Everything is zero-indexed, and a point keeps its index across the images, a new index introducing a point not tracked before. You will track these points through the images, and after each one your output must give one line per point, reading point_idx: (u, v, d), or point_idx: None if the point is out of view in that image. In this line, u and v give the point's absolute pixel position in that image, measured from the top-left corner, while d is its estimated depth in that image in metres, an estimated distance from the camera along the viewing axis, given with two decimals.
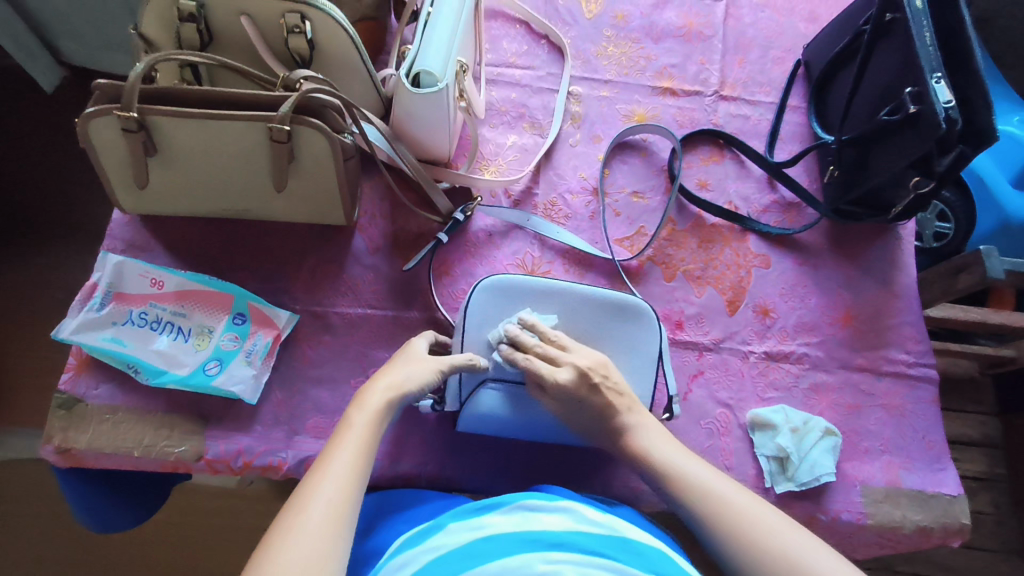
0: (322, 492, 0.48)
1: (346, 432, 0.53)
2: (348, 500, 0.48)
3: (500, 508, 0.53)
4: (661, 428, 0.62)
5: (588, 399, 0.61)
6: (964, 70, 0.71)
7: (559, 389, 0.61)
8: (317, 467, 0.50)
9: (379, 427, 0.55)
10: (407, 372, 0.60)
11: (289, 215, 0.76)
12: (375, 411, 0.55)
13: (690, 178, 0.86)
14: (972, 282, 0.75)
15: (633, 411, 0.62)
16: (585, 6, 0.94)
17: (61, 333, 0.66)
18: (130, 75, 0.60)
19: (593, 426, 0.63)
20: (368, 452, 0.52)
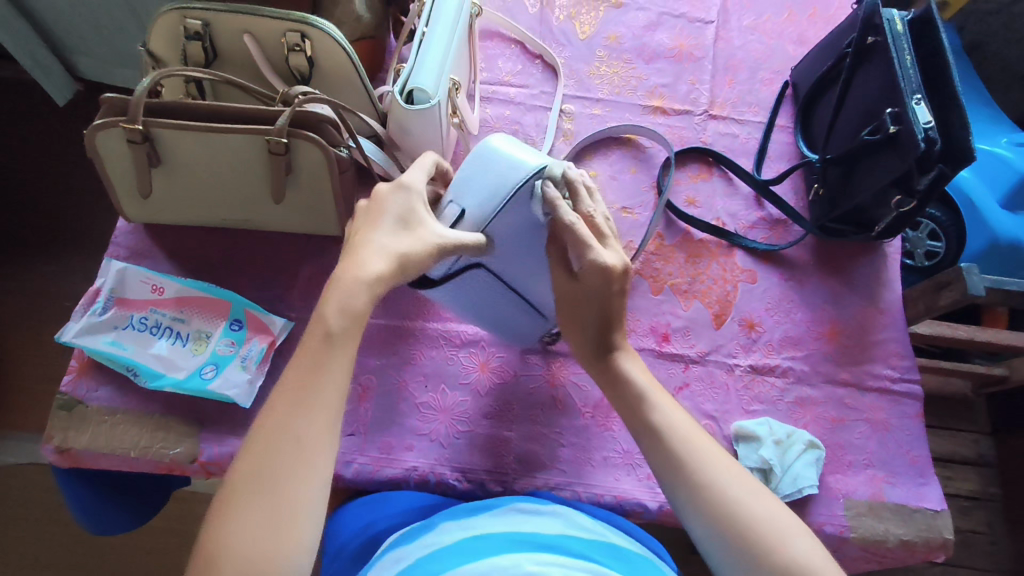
0: (285, 429, 0.46)
1: (323, 348, 0.49)
2: (315, 437, 0.47)
3: (494, 509, 0.58)
4: (661, 389, 0.60)
5: (606, 301, 0.59)
6: (942, 93, 0.73)
7: (591, 270, 0.57)
8: (290, 391, 0.48)
9: (355, 325, 0.51)
10: (395, 245, 0.54)
11: (286, 225, 0.79)
12: (351, 306, 0.51)
13: (679, 195, 0.88)
14: (954, 299, 0.77)
15: (626, 350, 0.62)
16: (579, 27, 0.97)
17: (65, 336, 0.68)
18: (137, 90, 0.63)
19: (582, 330, 0.63)
20: (342, 375, 0.49)
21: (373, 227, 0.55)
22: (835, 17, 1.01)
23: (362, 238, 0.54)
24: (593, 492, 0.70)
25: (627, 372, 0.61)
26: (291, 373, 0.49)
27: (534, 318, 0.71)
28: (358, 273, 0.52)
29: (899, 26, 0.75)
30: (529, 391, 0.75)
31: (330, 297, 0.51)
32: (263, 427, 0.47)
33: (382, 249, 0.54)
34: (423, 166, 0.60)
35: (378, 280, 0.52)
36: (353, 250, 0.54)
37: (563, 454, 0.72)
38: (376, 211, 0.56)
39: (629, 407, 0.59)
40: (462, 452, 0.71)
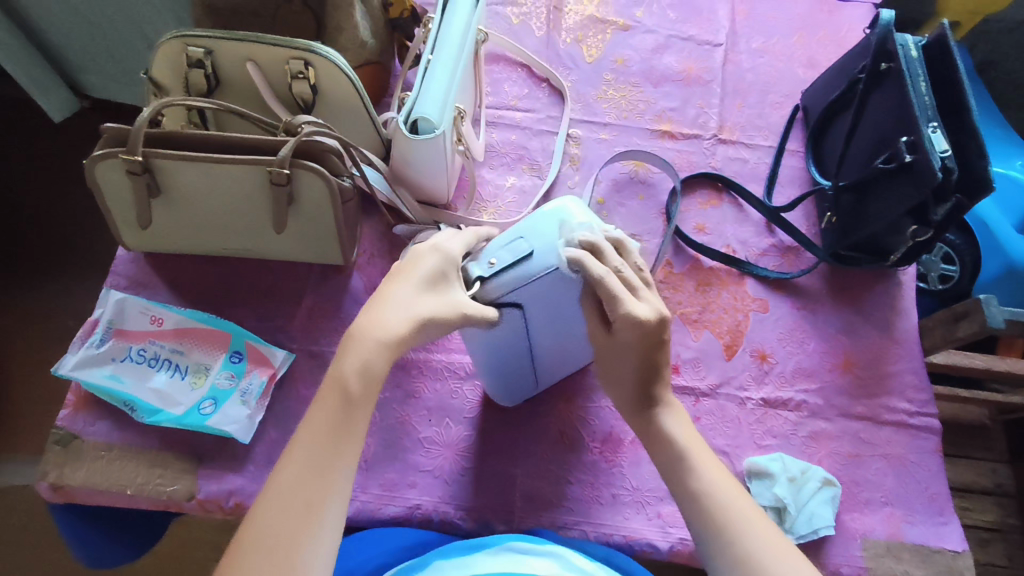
0: (296, 493, 0.43)
1: (336, 405, 0.46)
2: (327, 502, 0.44)
3: (489, 547, 0.54)
4: (701, 444, 0.56)
5: (645, 354, 0.55)
6: (958, 119, 0.71)
7: (625, 326, 0.53)
8: (300, 444, 0.45)
9: (373, 387, 0.48)
10: (423, 306, 0.50)
11: (288, 254, 0.77)
12: (371, 366, 0.47)
13: (688, 222, 0.87)
14: (972, 331, 0.74)
15: (668, 404, 0.58)
16: (586, 50, 0.96)
17: (61, 369, 0.67)
18: (136, 121, 0.62)
19: (620, 381, 0.59)
20: (350, 434, 0.46)
21: (401, 280, 0.51)
22: (845, 39, 0.99)
23: (389, 291, 0.51)
24: (601, 531, 0.68)
25: (668, 429, 0.57)
26: (305, 432, 0.46)
27: (530, 375, 0.69)
28: (380, 328, 0.48)
29: (913, 52, 0.74)
30: (536, 425, 0.73)
31: (350, 353, 0.48)
32: (272, 489, 0.44)
33: (408, 307, 0.50)
34: (468, 236, 0.56)
35: (398, 343, 0.48)
36: (377, 302, 0.50)
37: (571, 491, 0.70)
38: (405, 265, 0.52)
39: (669, 465, 0.56)
40: (466, 490, 0.69)
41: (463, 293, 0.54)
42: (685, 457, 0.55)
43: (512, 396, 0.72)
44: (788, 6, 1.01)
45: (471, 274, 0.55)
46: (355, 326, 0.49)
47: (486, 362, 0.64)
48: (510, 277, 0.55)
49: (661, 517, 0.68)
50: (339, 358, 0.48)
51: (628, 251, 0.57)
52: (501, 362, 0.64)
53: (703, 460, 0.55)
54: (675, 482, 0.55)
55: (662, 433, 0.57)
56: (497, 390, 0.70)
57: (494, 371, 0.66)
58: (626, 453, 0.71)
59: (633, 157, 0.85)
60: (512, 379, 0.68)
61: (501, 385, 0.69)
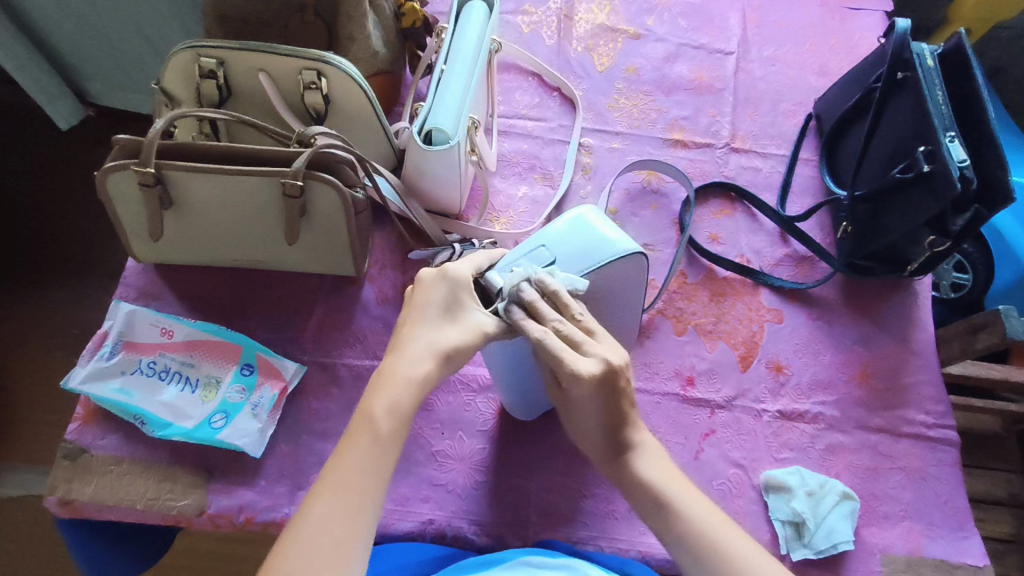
0: (324, 531, 0.43)
1: (362, 442, 0.47)
2: (356, 541, 0.44)
3: (504, 563, 0.53)
4: (677, 480, 0.55)
5: (612, 399, 0.53)
6: (976, 129, 0.71)
7: (574, 383, 0.50)
8: (327, 481, 0.45)
9: (403, 424, 0.48)
10: (443, 338, 0.51)
11: (299, 265, 0.77)
12: (399, 404, 0.48)
13: (702, 232, 0.86)
14: (991, 342, 0.74)
15: (639, 443, 0.57)
16: (597, 59, 0.96)
17: (71, 382, 0.66)
18: (149, 132, 0.61)
19: (590, 428, 0.57)
20: (377, 470, 0.46)
21: (419, 320, 0.51)
22: (857, 46, 0.99)
23: (409, 332, 0.51)
24: (617, 546, 0.67)
25: (642, 474, 0.55)
26: (334, 470, 0.46)
27: (548, 387, 0.68)
28: (406, 371, 0.49)
29: (929, 61, 0.73)
30: (551, 438, 0.72)
31: (377, 394, 0.48)
32: (299, 528, 0.43)
33: (430, 346, 0.50)
34: (480, 258, 0.56)
35: (425, 381, 0.49)
36: (400, 347, 0.51)
37: (586, 506, 0.68)
38: (418, 299, 0.52)
39: (648, 509, 0.54)
40: (480, 504, 0.68)
41: (483, 312, 0.53)
42: (663, 500, 0.54)
43: (529, 409, 0.70)
44: (800, 14, 1.01)
45: (493, 285, 0.54)
46: (382, 371, 0.50)
47: (508, 370, 0.63)
48: (529, 287, 0.53)
49: None
50: (368, 400, 0.49)
51: (563, 303, 0.53)
52: (522, 369, 0.63)
53: (682, 499, 0.54)
54: (655, 523, 0.54)
55: (635, 477, 0.55)
56: (515, 400, 0.69)
57: (512, 383, 0.65)
58: None
59: (649, 167, 0.85)
60: (531, 388, 0.67)
61: (520, 394, 0.67)
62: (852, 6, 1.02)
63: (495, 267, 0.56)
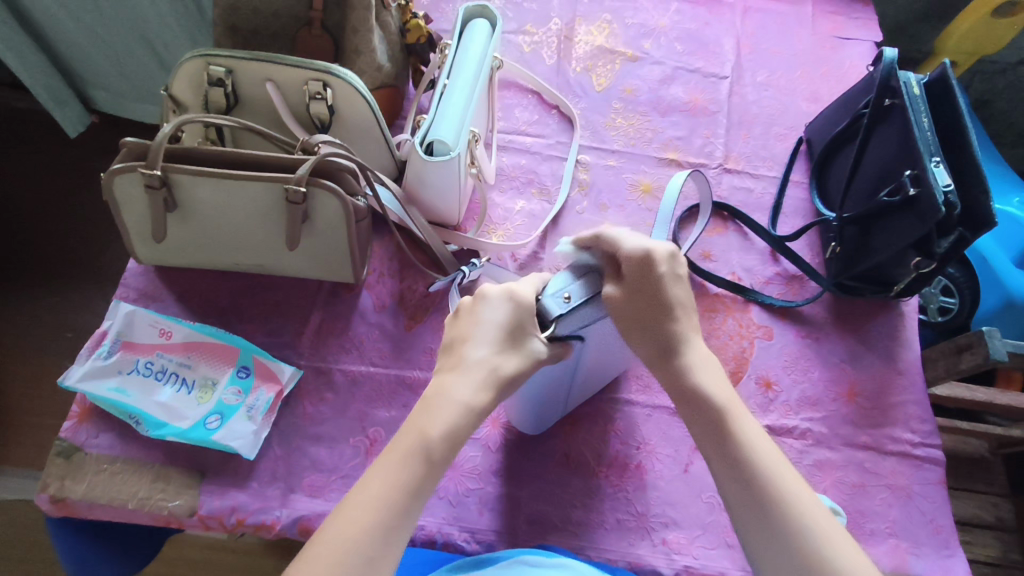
0: (358, 544, 0.44)
1: (402, 461, 0.48)
2: (385, 563, 0.45)
3: (500, 562, 0.55)
4: (764, 438, 0.53)
5: (657, 290, 0.55)
6: (961, 155, 0.73)
7: (638, 259, 0.55)
8: (360, 493, 0.47)
9: (453, 450, 0.49)
10: (501, 366, 0.52)
11: (299, 270, 0.78)
12: (453, 431, 0.49)
13: (695, 249, 0.88)
14: (975, 362, 0.75)
15: (692, 355, 0.56)
16: (595, 79, 0.99)
17: (68, 380, 0.66)
18: (157, 137, 0.63)
19: (646, 330, 0.55)
20: (414, 492, 0.47)
21: (476, 339, 0.52)
22: (847, 74, 1.02)
23: (464, 351, 0.52)
24: (606, 557, 0.67)
25: (735, 426, 0.53)
26: (374, 484, 0.47)
27: (559, 404, 0.70)
28: (463, 394, 0.50)
29: (916, 89, 0.76)
30: (543, 448, 0.73)
31: (433, 416, 0.49)
32: (330, 533, 0.45)
33: (488, 371, 0.51)
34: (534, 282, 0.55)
35: (479, 411, 0.51)
36: (458, 364, 0.52)
37: (573, 516, 0.69)
38: (481, 314, 0.53)
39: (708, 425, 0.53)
40: (472, 512, 0.68)
41: (541, 343, 0.53)
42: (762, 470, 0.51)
43: (536, 425, 0.71)
44: (792, 42, 1.04)
45: (551, 312, 0.53)
46: (437, 390, 0.51)
47: (529, 394, 0.64)
48: (589, 311, 0.54)
49: (666, 544, 0.68)
50: (422, 416, 0.50)
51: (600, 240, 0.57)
52: (543, 389, 0.64)
53: (779, 468, 0.51)
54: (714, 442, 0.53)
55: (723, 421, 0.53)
56: (521, 416, 0.69)
57: (530, 407, 0.67)
58: (632, 478, 0.71)
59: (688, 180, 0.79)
60: (543, 402, 0.67)
61: (526, 410, 0.68)
62: (842, 35, 1.06)
63: (548, 290, 0.54)
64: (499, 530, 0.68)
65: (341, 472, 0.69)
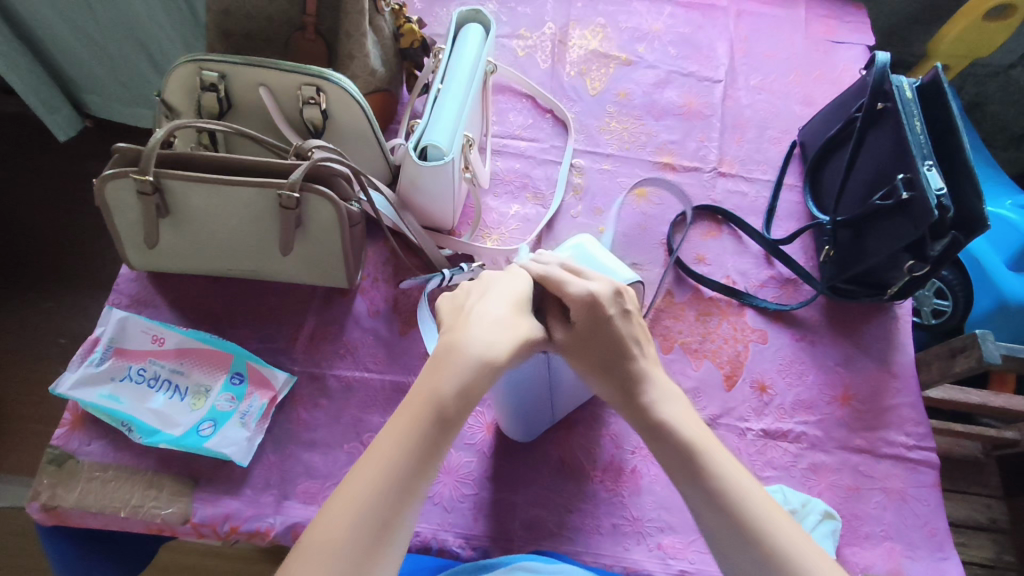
0: (376, 504, 0.43)
1: (418, 417, 0.47)
2: (405, 519, 0.44)
3: (500, 568, 0.56)
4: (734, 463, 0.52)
5: (605, 332, 0.55)
6: (954, 159, 0.73)
7: (580, 307, 0.55)
8: (377, 451, 0.46)
9: (468, 407, 0.48)
10: (513, 327, 0.52)
11: (292, 275, 0.78)
12: (467, 387, 0.48)
13: (689, 252, 0.88)
14: (968, 366, 0.75)
15: (654, 387, 0.56)
16: (589, 83, 0.99)
17: (59, 388, 0.65)
18: (150, 142, 0.63)
19: (597, 372, 0.56)
20: (430, 451, 0.46)
21: (487, 303, 0.53)
22: (840, 78, 1.02)
23: (477, 311, 0.52)
24: (601, 562, 0.67)
25: (707, 460, 0.51)
26: (390, 442, 0.46)
27: (545, 417, 0.71)
28: (479, 348, 0.49)
29: (909, 92, 0.76)
30: (537, 453, 0.73)
31: (447, 372, 0.48)
32: (349, 492, 0.44)
33: (500, 331, 0.51)
34: None
35: (495, 366, 0.49)
36: (468, 323, 0.51)
37: (568, 521, 0.69)
38: (490, 286, 0.55)
39: (667, 441, 0.53)
40: (466, 518, 0.68)
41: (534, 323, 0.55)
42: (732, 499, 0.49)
43: (530, 432, 0.71)
44: (785, 46, 1.05)
45: None
46: (449, 346, 0.50)
47: (513, 406, 0.65)
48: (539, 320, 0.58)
49: (662, 548, 0.68)
50: (434, 373, 0.49)
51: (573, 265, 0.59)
52: (526, 402, 0.65)
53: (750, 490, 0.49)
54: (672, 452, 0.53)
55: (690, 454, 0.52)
56: (516, 423, 0.69)
57: (516, 421, 0.68)
58: (627, 483, 0.71)
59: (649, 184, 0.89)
60: (533, 414, 0.69)
61: (520, 417, 0.68)
62: (835, 39, 1.06)
63: None
64: (494, 536, 0.67)
65: (336, 478, 0.69)
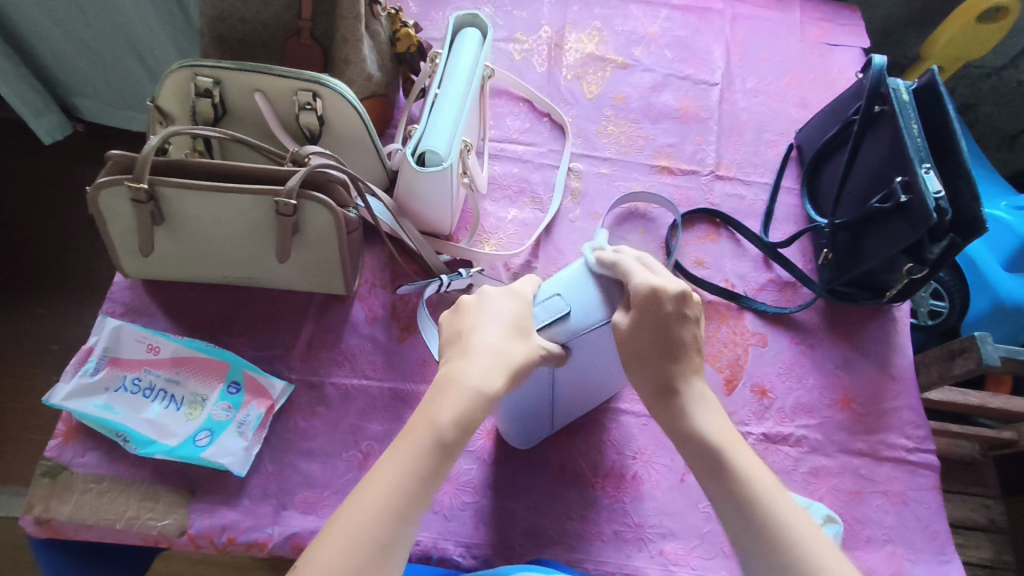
0: (368, 532, 0.43)
1: (417, 445, 0.46)
2: (399, 548, 0.43)
3: None
4: (785, 495, 0.48)
5: (668, 331, 0.53)
6: (952, 162, 0.73)
7: (646, 302, 0.52)
8: (375, 477, 0.45)
9: (466, 436, 0.47)
10: (511, 354, 0.51)
11: (290, 282, 0.77)
12: (464, 417, 0.47)
13: (687, 256, 0.88)
14: (968, 368, 0.75)
15: (698, 399, 0.53)
16: (586, 87, 0.98)
17: (52, 399, 0.64)
18: (143, 150, 0.62)
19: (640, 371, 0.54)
20: (428, 479, 0.45)
21: (485, 331, 0.52)
22: (836, 81, 1.03)
23: (474, 341, 0.51)
24: (604, 569, 0.66)
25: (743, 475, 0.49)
26: (388, 469, 0.45)
27: (543, 427, 0.71)
28: (474, 380, 0.48)
29: (905, 95, 0.76)
30: (538, 460, 0.72)
31: (443, 403, 0.48)
32: (345, 519, 0.43)
33: (498, 360, 0.50)
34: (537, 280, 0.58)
35: (493, 399, 0.49)
36: (466, 352, 0.51)
37: (571, 527, 0.68)
38: (487, 310, 0.54)
39: (705, 461, 0.50)
40: (467, 526, 0.67)
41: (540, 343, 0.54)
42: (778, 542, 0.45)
43: (528, 439, 0.71)
44: (781, 49, 1.05)
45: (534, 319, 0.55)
46: (446, 377, 0.49)
47: (509, 413, 0.65)
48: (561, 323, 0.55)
49: (664, 554, 0.67)
50: (433, 403, 0.48)
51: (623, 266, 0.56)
52: (522, 409, 0.64)
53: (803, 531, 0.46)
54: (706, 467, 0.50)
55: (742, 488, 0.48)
56: (515, 430, 0.68)
57: (512, 428, 0.68)
58: (628, 489, 0.71)
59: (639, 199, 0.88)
60: (530, 422, 0.68)
61: (520, 424, 0.67)
62: (830, 41, 1.07)
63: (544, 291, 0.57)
64: (496, 543, 0.67)
65: (335, 487, 0.68)
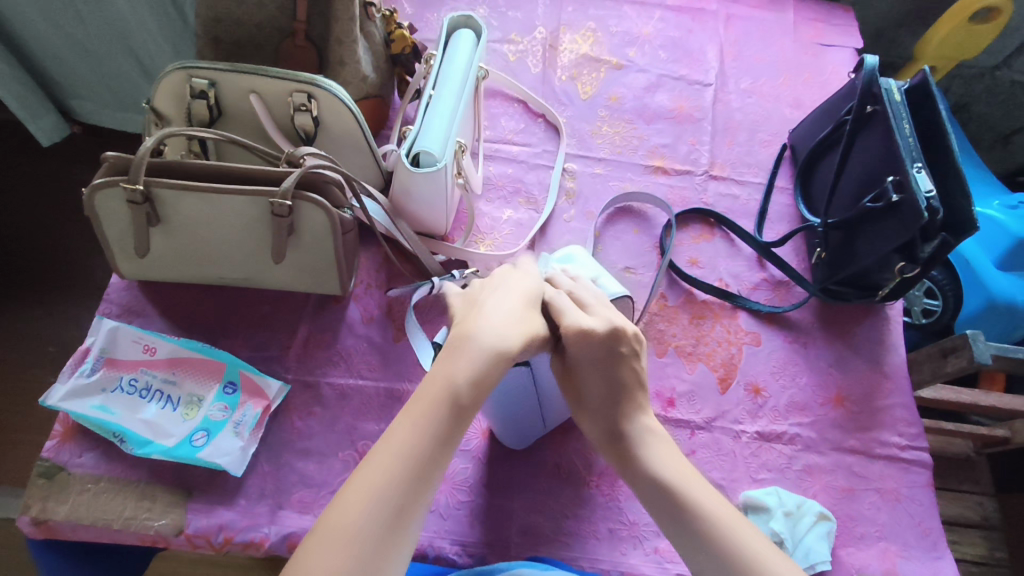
0: (388, 491, 0.42)
1: (433, 406, 0.46)
2: (418, 509, 0.43)
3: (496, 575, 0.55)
4: (741, 520, 0.50)
5: (613, 369, 0.54)
6: (943, 162, 0.73)
7: (577, 343, 0.52)
8: (393, 438, 0.45)
9: (481, 398, 0.47)
10: (528, 318, 0.51)
11: (285, 283, 0.77)
12: (481, 376, 0.47)
13: (682, 256, 0.88)
14: (960, 366, 0.76)
15: (645, 434, 0.56)
16: (580, 87, 0.99)
17: (49, 400, 0.65)
18: (139, 151, 0.62)
19: (590, 412, 0.57)
20: (445, 439, 0.45)
21: (503, 296, 0.52)
22: (829, 81, 1.03)
23: (492, 304, 0.51)
24: (598, 567, 0.67)
25: (693, 499, 0.51)
26: (405, 428, 0.45)
27: (535, 427, 0.71)
28: (494, 338, 0.48)
29: (897, 95, 0.77)
30: (533, 459, 0.72)
31: (460, 360, 0.47)
32: (365, 478, 0.43)
33: (515, 322, 0.50)
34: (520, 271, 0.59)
35: (510, 356, 0.48)
36: (483, 314, 0.51)
37: (566, 526, 0.69)
38: (504, 280, 0.54)
39: (656, 494, 0.53)
40: (462, 524, 0.68)
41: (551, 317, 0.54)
42: (755, 571, 0.46)
43: (521, 439, 0.71)
44: (774, 49, 1.05)
45: None
46: (464, 335, 0.49)
47: (501, 413, 0.65)
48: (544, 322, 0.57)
49: (658, 552, 0.68)
50: (449, 362, 0.48)
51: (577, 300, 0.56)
52: (514, 408, 0.65)
53: (775, 558, 0.47)
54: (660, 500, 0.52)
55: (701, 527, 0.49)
56: (507, 429, 0.69)
57: (504, 427, 0.68)
58: (623, 487, 0.71)
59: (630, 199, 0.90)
60: (522, 421, 0.68)
61: (513, 423, 0.68)
62: (823, 42, 1.07)
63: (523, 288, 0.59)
64: (491, 541, 0.67)
65: (331, 486, 0.68)
